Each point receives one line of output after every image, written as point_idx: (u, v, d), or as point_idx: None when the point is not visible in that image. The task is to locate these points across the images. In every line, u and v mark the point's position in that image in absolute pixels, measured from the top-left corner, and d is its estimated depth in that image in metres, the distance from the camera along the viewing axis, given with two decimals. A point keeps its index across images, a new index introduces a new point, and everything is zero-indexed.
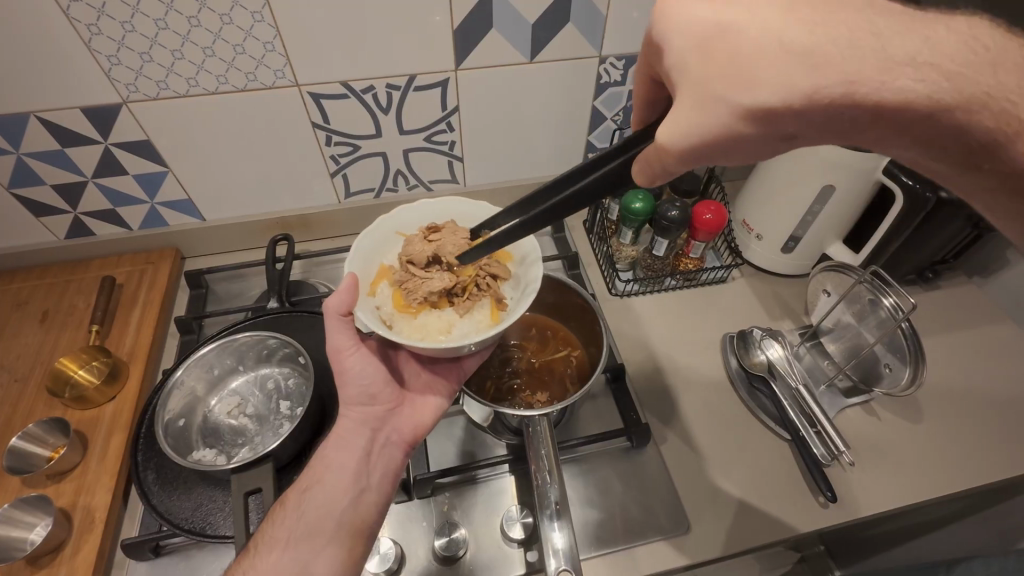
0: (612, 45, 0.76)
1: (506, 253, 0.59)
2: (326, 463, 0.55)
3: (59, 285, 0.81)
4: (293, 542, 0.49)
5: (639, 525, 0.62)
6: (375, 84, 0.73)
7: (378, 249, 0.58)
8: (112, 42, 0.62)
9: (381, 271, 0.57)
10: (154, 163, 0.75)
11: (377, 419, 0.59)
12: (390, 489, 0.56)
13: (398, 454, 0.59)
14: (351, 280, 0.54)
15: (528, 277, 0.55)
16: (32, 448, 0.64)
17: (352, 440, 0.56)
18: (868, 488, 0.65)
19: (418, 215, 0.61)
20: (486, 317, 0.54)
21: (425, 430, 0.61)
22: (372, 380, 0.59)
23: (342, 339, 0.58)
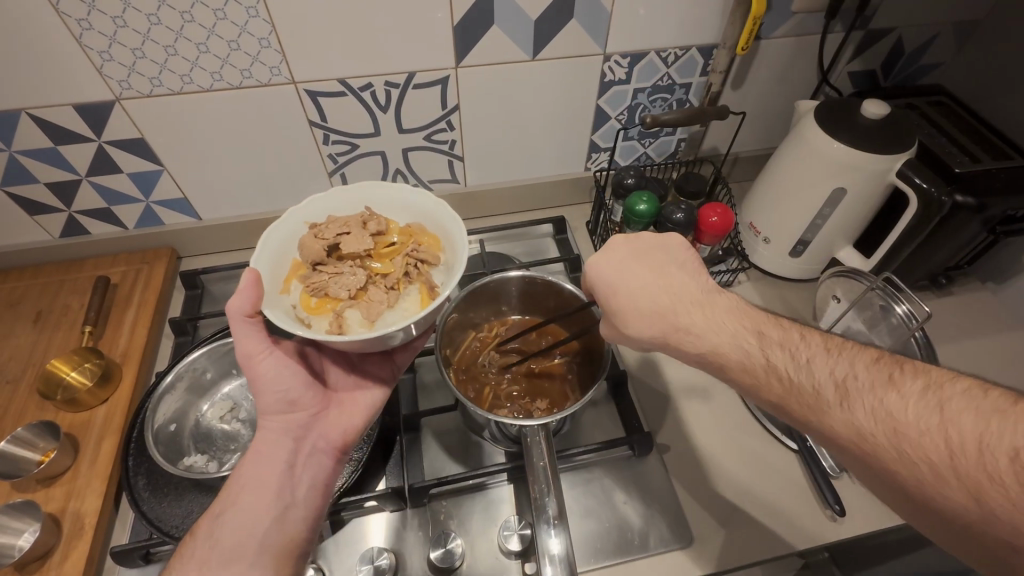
0: (618, 42, 0.73)
1: (434, 238, 0.57)
2: (244, 481, 0.51)
3: (52, 285, 0.79)
4: (216, 563, 0.46)
5: (640, 537, 0.60)
6: (373, 82, 0.71)
7: (287, 243, 0.55)
8: (104, 37, 0.60)
9: (292, 267, 0.54)
10: (148, 162, 0.74)
11: (301, 426, 0.56)
12: (319, 500, 0.54)
13: (327, 462, 0.56)
14: (253, 276, 0.50)
15: (456, 261, 0.53)
16: (21, 452, 0.63)
17: (274, 452, 0.53)
18: (876, 501, 0.63)
19: (331, 205, 0.58)
20: (414, 304, 0.53)
21: (354, 432, 0.59)
22: (291, 386, 0.56)
23: (251, 343, 0.53)
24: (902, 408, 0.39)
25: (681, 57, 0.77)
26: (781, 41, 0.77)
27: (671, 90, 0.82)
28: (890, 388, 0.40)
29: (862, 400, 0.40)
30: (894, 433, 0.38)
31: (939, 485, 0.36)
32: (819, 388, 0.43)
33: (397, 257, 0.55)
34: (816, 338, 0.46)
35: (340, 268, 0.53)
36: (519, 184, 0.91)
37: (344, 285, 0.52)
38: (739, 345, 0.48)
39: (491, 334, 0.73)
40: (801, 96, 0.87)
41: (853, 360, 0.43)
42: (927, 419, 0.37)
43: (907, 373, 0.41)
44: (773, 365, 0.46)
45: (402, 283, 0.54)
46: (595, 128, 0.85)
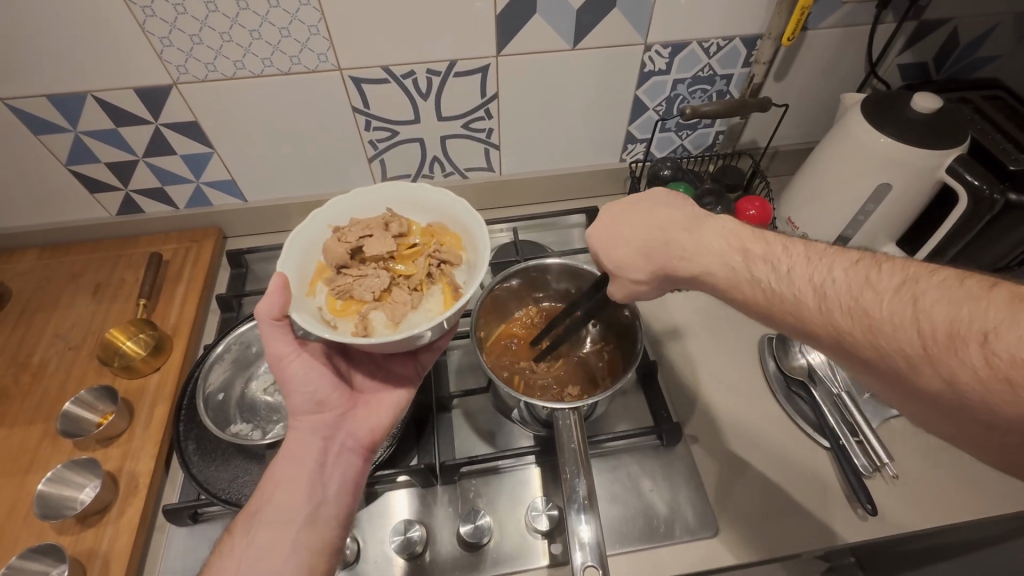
0: (659, 32, 0.73)
1: (456, 237, 0.58)
2: (278, 478, 0.54)
3: (110, 260, 0.84)
4: (254, 552, 0.49)
5: (665, 525, 0.61)
6: (415, 69, 0.73)
7: (314, 246, 0.57)
8: (165, 24, 0.63)
9: (318, 269, 0.56)
10: (200, 144, 0.77)
11: (329, 425, 0.58)
12: (349, 498, 0.56)
13: (356, 460, 0.58)
14: (280, 281, 0.52)
15: (478, 261, 0.54)
16: (83, 413, 0.68)
17: (304, 451, 0.55)
18: (910, 503, 0.62)
19: (354, 206, 0.59)
20: (437, 305, 0.54)
21: (381, 431, 0.60)
22: (318, 387, 0.58)
23: (280, 345, 0.56)
24: (879, 304, 0.38)
25: (724, 47, 0.76)
26: (828, 31, 0.75)
27: (712, 81, 0.81)
28: (869, 287, 0.40)
29: (840, 302, 0.41)
30: (869, 330, 0.39)
31: (914, 373, 0.37)
32: (801, 295, 0.43)
33: (420, 258, 0.57)
34: (800, 247, 0.46)
35: (363, 270, 0.55)
36: (553, 173, 0.91)
37: (368, 288, 0.54)
38: (726, 264, 0.49)
39: (520, 324, 0.74)
40: (848, 89, 0.85)
41: (832, 264, 0.43)
42: (902, 313, 0.37)
43: (886, 272, 0.40)
44: (757, 280, 0.47)
45: (425, 283, 0.55)
46: (632, 119, 0.85)
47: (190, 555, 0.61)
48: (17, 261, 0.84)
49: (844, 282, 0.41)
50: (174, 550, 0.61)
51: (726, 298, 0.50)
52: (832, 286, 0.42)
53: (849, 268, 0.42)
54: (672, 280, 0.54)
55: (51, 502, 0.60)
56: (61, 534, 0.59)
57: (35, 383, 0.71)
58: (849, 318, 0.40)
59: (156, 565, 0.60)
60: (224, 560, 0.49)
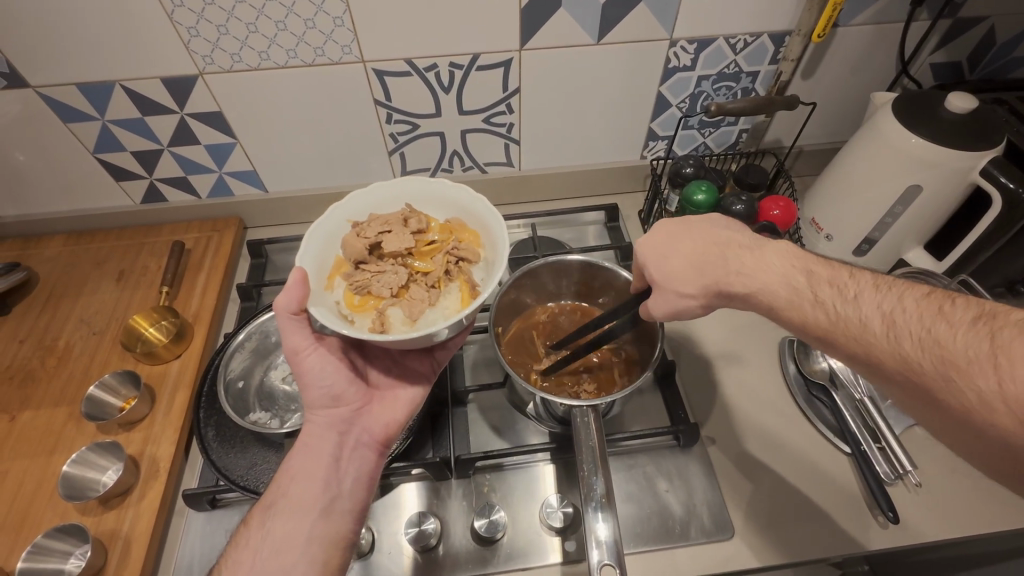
0: (686, 27, 0.72)
1: (474, 234, 0.58)
2: (293, 472, 0.54)
3: (134, 247, 0.86)
4: (268, 547, 0.50)
5: (681, 526, 0.61)
6: (438, 63, 0.73)
7: (332, 240, 0.57)
8: (193, 14, 0.64)
9: (336, 264, 0.56)
10: (223, 134, 0.78)
11: (345, 420, 0.58)
12: (363, 494, 0.56)
13: (372, 454, 0.58)
14: (299, 275, 0.52)
15: (496, 259, 0.54)
16: (107, 398, 0.69)
17: (318, 446, 0.56)
18: (934, 512, 0.61)
19: (372, 201, 0.59)
20: (455, 303, 0.54)
21: (396, 426, 0.61)
22: (334, 381, 0.58)
23: (298, 338, 0.56)
24: (953, 336, 0.39)
25: (751, 44, 0.75)
26: (859, 28, 0.74)
27: (737, 78, 0.80)
28: (941, 320, 0.40)
29: (910, 330, 0.41)
30: (944, 362, 0.39)
31: (985, 411, 0.36)
32: (867, 321, 0.44)
33: (437, 255, 0.56)
34: (866, 278, 0.47)
35: (382, 266, 0.55)
36: (573, 169, 0.91)
37: (386, 284, 0.54)
38: (788, 283, 0.50)
39: (538, 321, 0.73)
40: (877, 87, 0.83)
41: (904, 294, 0.44)
42: (978, 347, 0.38)
43: (959, 306, 0.41)
44: (822, 301, 0.47)
45: (443, 281, 0.55)
46: (654, 116, 0.84)
47: (208, 540, 0.61)
48: (43, 247, 0.86)
49: (913, 311, 0.42)
50: (192, 535, 0.62)
51: (782, 320, 0.50)
52: (901, 316, 0.42)
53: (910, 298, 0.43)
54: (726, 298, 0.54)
55: (76, 483, 0.62)
56: (84, 515, 0.60)
57: (60, 366, 0.72)
58: (916, 349, 0.40)
59: (175, 549, 0.61)
60: (239, 555, 0.49)
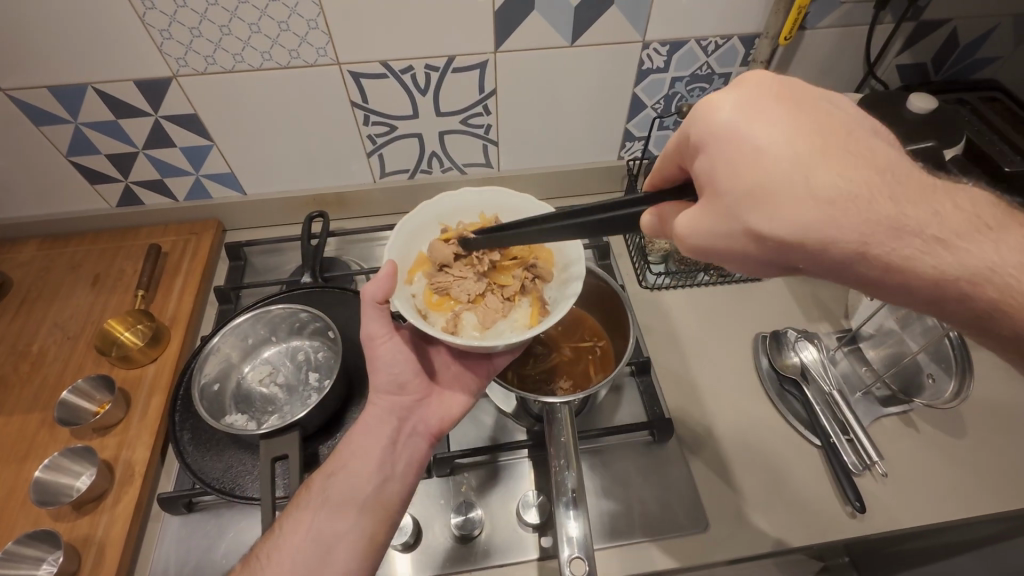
0: (657, 29, 0.73)
1: (550, 254, 0.58)
2: (354, 448, 0.55)
3: (110, 250, 0.85)
4: (324, 513, 0.51)
5: (656, 521, 0.61)
6: (414, 65, 0.73)
7: (417, 238, 0.58)
8: (165, 17, 0.64)
9: (418, 261, 0.57)
10: (199, 137, 0.78)
11: (405, 407, 0.59)
12: (413, 479, 0.57)
13: (423, 445, 0.59)
14: (389, 266, 0.54)
15: (570, 281, 0.54)
16: (80, 402, 0.69)
17: (380, 427, 0.56)
18: (900, 501, 0.62)
19: (461, 206, 0.60)
20: (525, 317, 0.54)
21: (451, 422, 0.61)
22: (403, 370, 0.59)
23: (376, 326, 0.57)
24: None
25: (722, 46, 0.77)
26: (827, 31, 0.75)
27: (710, 80, 0.81)
28: None
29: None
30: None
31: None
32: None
33: (516, 269, 0.57)
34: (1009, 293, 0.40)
35: (464, 272, 0.56)
36: (553, 170, 0.92)
37: (466, 289, 0.54)
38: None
39: None
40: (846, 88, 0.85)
41: None
42: None
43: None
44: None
45: (517, 295, 0.55)
46: (630, 116, 0.85)
47: (184, 544, 0.61)
48: (17, 251, 0.85)
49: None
50: (168, 539, 0.61)
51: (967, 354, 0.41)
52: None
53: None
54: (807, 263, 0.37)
55: (49, 489, 0.61)
56: (57, 521, 0.59)
57: (34, 371, 0.71)
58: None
59: (150, 552, 0.61)
60: (298, 514, 0.51)
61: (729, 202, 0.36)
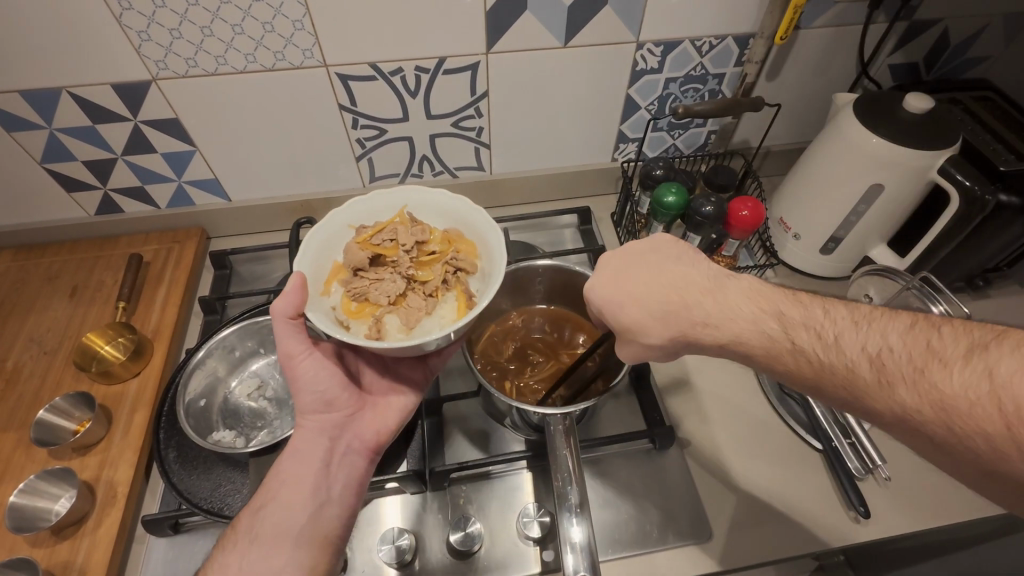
0: (652, 30, 0.72)
1: (472, 245, 0.56)
2: (282, 477, 0.52)
3: (89, 260, 0.82)
4: (255, 553, 0.48)
5: (659, 530, 0.60)
6: (403, 66, 0.71)
7: (330, 246, 0.56)
8: (143, 18, 0.61)
9: (333, 270, 0.55)
10: (181, 142, 0.75)
11: (336, 425, 0.57)
12: (354, 500, 0.54)
13: (361, 462, 0.56)
14: (298, 280, 0.51)
15: (493, 271, 0.52)
16: (58, 421, 0.66)
17: (310, 451, 0.54)
18: (903, 505, 0.62)
19: (374, 207, 0.58)
20: (450, 312, 0.52)
21: (389, 433, 0.59)
22: (328, 387, 0.57)
23: (293, 344, 0.54)
24: (948, 376, 0.37)
25: (716, 47, 0.76)
26: (820, 31, 0.75)
27: (703, 80, 0.80)
28: (934, 358, 0.38)
29: (903, 373, 0.39)
30: (945, 410, 0.36)
31: (999, 459, 0.34)
32: (855, 366, 0.41)
33: (437, 264, 0.55)
34: (842, 312, 0.44)
35: (380, 274, 0.54)
36: (546, 173, 0.90)
37: (384, 292, 0.53)
38: (761, 330, 0.47)
39: (512, 325, 0.73)
40: (839, 89, 0.84)
41: (888, 330, 0.41)
42: (977, 389, 0.35)
43: (947, 338, 0.39)
44: (801, 349, 0.44)
45: (440, 290, 0.54)
46: (624, 118, 0.84)
47: (170, 568, 0.59)
48: None
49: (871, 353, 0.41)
50: (154, 563, 0.59)
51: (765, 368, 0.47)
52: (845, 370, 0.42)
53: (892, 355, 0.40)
54: (695, 347, 0.51)
55: (26, 514, 0.58)
56: (35, 547, 0.57)
57: (8, 389, 0.68)
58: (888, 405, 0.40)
59: None
60: (224, 558, 0.48)
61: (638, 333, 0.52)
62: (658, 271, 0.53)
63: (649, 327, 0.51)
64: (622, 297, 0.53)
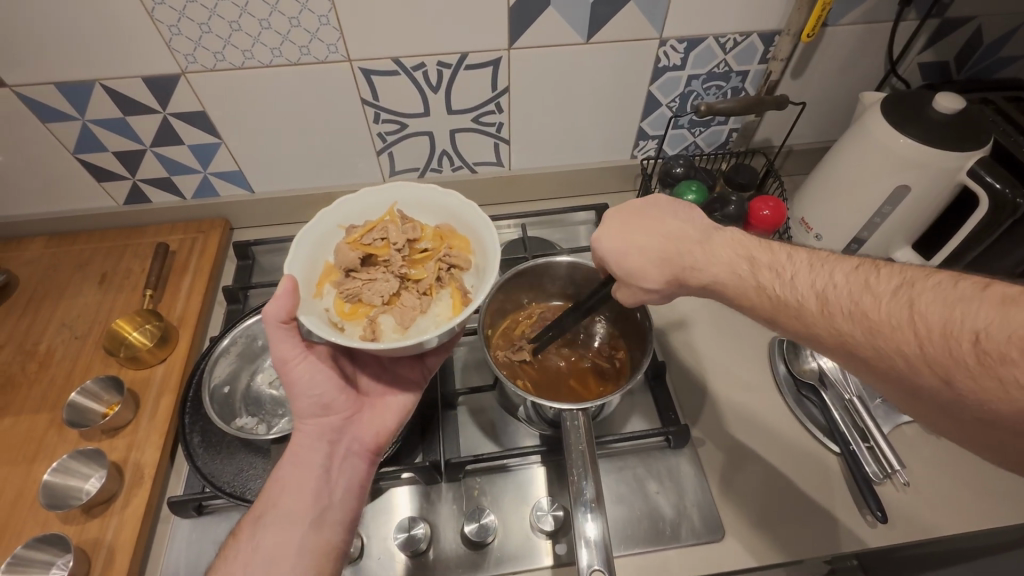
0: (676, 26, 0.71)
1: (464, 241, 0.57)
2: (283, 484, 0.53)
3: (117, 249, 0.84)
4: (260, 559, 0.49)
5: (672, 528, 0.61)
6: (426, 62, 0.72)
7: (322, 247, 0.56)
8: (174, 12, 0.63)
9: (325, 271, 0.55)
10: (208, 134, 0.77)
11: (335, 429, 0.58)
12: (355, 503, 0.55)
13: (362, 464, 0.58)
14: (289, 284, 0.51)
15: (487, 266, 0.53)
16: (89, 404, 0.68)
17: (309, 456, 0.55)
18: (921, 510, 0.61)
19: (364, 206, 0.58)
20: (445, 310, 0.53)
21: (388, 434, 0.60)
22: (325, 390, 0.57)
23: (287, 347, 0.54)
24: (878, 307, 0.39)
25: (740, 43, 0.75)
26: (848, 28, 0.74)
27: (726, 78, 0.79)
28: (866, 292, 0.41)
29: (841, 305, 0.41)
30: (871, 331, 0.39)
31: (916, 376, 0.37)
32: (804, 301, 0.44)
33: (430, 262, 0.56)
34: (801, 256, 0.47)
35: (372, 274, 0.54)
36: (566, 169, 0.90)
37: (378, 292, 0.53)
38: (734, 273, 0.50)
39: (529, 315, 0.73)
40: (866, 87, 0.83)
41: (834, 270, 0.44)
42: (899, 314, 0.38)
43: (884, 276, 0.41)
44: (764, 287, 0.47)
45: (435, 288, 0.55)
46: (645, 115, 0.84)
47: (195, 548, 0.61)
48: (24, 249, 0.84)
49: (819, 290, 0.43)
50: (178, 543, 0.61)
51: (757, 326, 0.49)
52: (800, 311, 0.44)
53: (837, 287, 0.42)
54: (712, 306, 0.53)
55: (57, 491, 0.60)
56: (66, 524, 0.59)
57: (41, 372, 0.71)
58: (835, 335, 0.42)
59: (161, 556, 0.60)
60: (226, 568, 0.48)
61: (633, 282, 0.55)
62: (659, 224, 0.55)
63: (669, 281, 0.54)
64: (626, 245, 0.55)
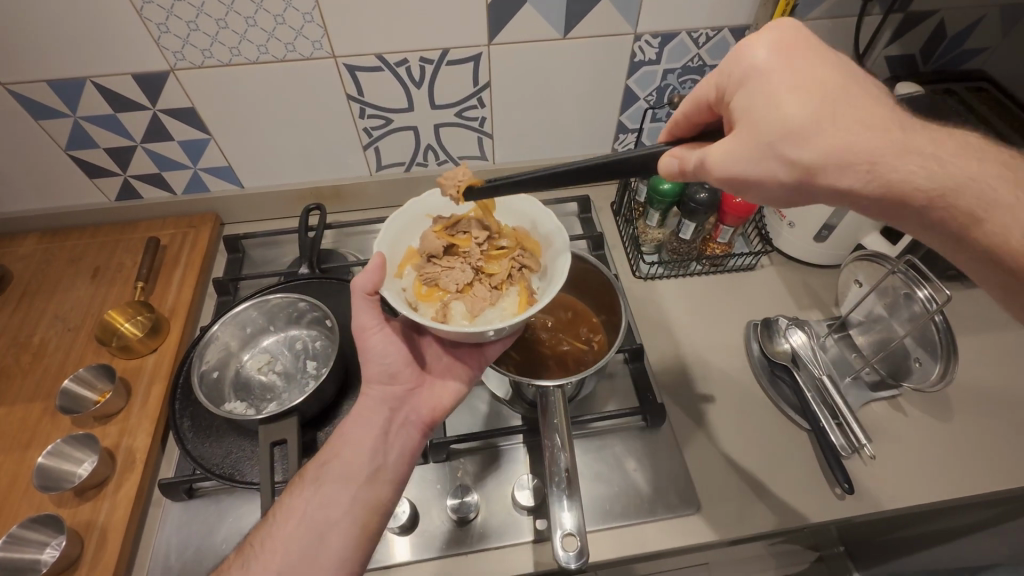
0: (649, 22, 0.74)
1: (538, 244, 0.59)
2: (346, 438, 0.56)
3: (109, 243, 0.86)
4: (319, 501, 0.52)
5: (649, 503, 0.63)
6: (408, 57, 0.74)
7: (406, 231, 0.59)
8: (162, 10, 0.65)
9: (408, 254, 0.58)
10: (197, 130, 0.79)
11: (397, 398, 0.61)
12: (406, 469, 0.58)
13: (416, 435, 0.60)
14: (379, 260, 0.55)
15: (554, 269, 0.55)
16: (83, 392, 0.70)
17: (371, 418, 0.58)
18: (889, 483, 0.64)
19: (451, 199, 0.61)
20: (512, 305, 0.55)
21: (443, 411, 0.62)
22: (394, 360, 0.60)
23: (366, 317, 0.59)
24: None
25: (712, 38, 0.78)
26: (815, 23, 0.76)
27: (701, 72, 0.82)
28: None
29: None
30: None
31: None
32: None
33: (504, 259, 0.58)
34: None
35: (452, 262, 0.57)
36: (549, 162, 0.93)
37: (454, 279, 0.56)
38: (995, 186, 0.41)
39: None
40: None
41: None
42: None
43: None
44: None
45: (505, 284, 0.57)
46: (623, 108, 0.86)
47: (184, 530, 0.62)
48: (17, 245, 0.86)
49: None
50: (169, 525, 0.62)
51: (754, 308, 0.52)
52: None
53: None
54: None
55: (52, 475, 0.62)
56: (59, 506, 0.60)
57: (35, 363, 0.72)
58: None
59: (151, 538, 0.62)
60: (290, 503, 0.52)
61: (764, 137, 0.42)
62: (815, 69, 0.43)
63: None
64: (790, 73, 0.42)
